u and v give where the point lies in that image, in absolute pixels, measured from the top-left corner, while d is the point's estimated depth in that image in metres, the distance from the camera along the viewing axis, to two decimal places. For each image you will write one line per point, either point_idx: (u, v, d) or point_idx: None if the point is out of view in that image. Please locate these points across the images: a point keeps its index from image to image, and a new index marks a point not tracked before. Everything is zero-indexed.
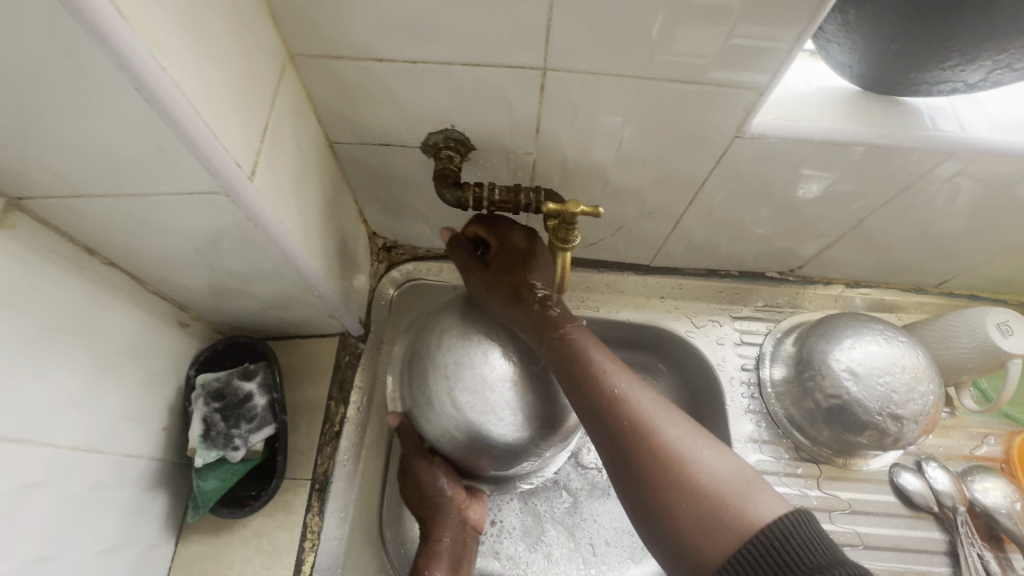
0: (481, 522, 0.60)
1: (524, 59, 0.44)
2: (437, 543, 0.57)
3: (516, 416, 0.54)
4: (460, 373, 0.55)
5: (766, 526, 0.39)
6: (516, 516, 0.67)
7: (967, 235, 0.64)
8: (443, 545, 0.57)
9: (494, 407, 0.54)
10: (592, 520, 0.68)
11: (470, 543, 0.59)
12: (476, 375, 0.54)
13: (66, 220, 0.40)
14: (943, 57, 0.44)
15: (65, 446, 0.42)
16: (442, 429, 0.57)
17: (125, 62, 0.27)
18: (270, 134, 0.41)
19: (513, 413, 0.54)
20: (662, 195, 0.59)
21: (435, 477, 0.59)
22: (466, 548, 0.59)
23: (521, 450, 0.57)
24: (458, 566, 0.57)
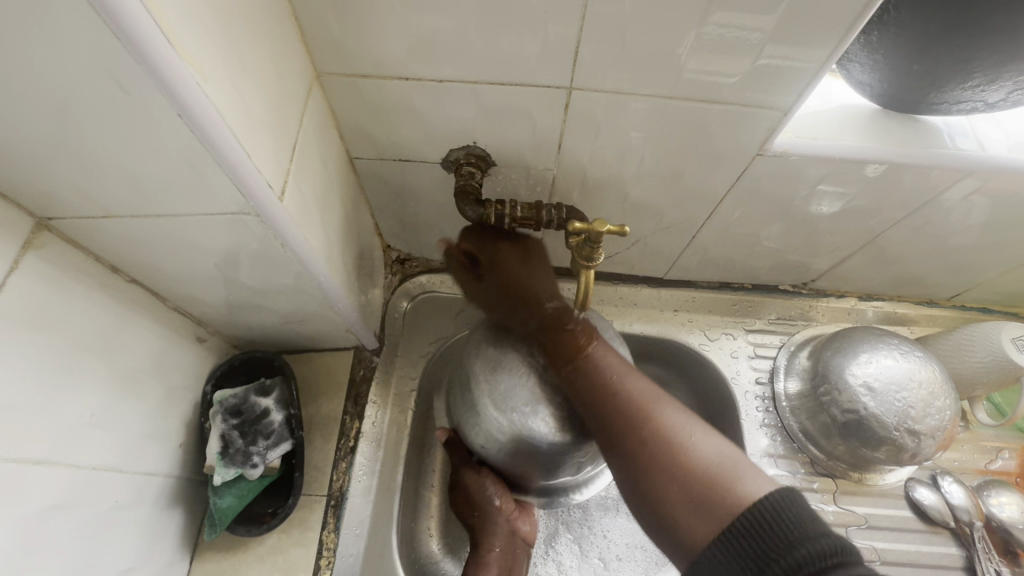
0: (531, 534, 0.62)
1: (551, 78, 0.44)
2: (488, 553, 0.58)
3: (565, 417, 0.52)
4: (506, 378, 0.53)
5: (749, 503, 0.42)
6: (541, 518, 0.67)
7: (982, 250, 0.64)
8: (495, 554, 0.58)
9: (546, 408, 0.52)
10: (603, 535, 0.67)
11: (519, 554, 0.60)
12: (518, 379, 0.53)
13: (92, 239, 0.39)
14: (966, 79, 0.44)
15: (87, 467, 0.42)
16: (489, 438, 0.56)
17: (170, 89, 0.27)
18: (298, 153, 0.41)
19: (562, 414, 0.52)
20: (680, 210, 0.59)
21: (485, 489, 0.61)
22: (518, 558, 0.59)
23: (569, 458, 0.56)
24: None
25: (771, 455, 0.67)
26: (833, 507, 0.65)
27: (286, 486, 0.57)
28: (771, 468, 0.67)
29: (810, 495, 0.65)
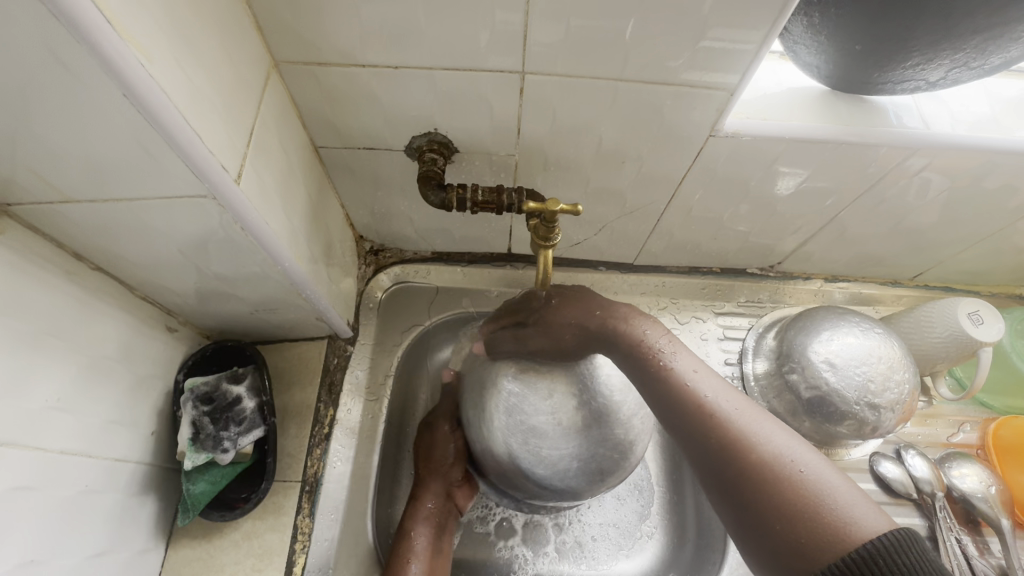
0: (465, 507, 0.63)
1: (503, 64, 0.45)
2: (422, 506, 0.60)
3: (556, 417, 0.50)
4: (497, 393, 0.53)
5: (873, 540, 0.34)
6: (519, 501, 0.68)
7: (938, 228, 0.66)
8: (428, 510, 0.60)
9: (535, 413, 0.51)
10: (579, 518, 0.68)
11: (450, 519, 0.61)
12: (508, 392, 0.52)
13: (54, 226, 0.40)
14: (905, 57, 0.46)
15: (54, 451, 0.42)
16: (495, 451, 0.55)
17: (112, 68, 0.28)
18: (255, 139, 0.42)
19: (553, 415, 0.50)
20: (642, 194, 0.60)
21: (446, 446, 0.63)
22: (447, 520, 0.61)
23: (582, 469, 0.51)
24: (438, 531, 0.59)
25: None
26: None
27: (259, 472, 0.58)
28: None
29: None
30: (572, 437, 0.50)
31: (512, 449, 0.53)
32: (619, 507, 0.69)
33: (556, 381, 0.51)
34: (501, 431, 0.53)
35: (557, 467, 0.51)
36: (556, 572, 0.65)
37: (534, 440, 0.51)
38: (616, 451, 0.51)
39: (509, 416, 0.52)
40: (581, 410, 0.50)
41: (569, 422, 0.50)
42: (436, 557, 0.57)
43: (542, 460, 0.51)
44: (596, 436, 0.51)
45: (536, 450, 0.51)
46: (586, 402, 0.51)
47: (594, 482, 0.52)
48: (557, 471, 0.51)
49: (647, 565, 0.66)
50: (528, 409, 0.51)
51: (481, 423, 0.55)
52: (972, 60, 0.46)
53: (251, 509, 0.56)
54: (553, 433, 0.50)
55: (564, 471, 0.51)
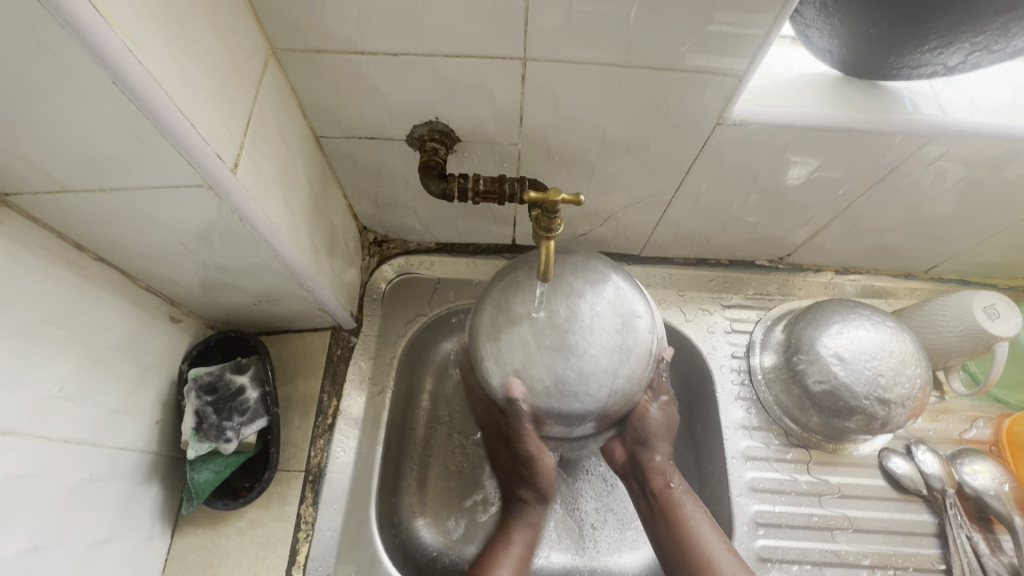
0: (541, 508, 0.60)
1: (504, 50, 0.44)
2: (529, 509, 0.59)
3: (585, 336, 0.47)
4: (569, 278, 0.50)
5: None
6: None
7: (955, 220, 0.64)
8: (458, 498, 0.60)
9: (581, 314, 0.48)
10: (575, 507, 0.68)
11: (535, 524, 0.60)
12: (578, 283, 0.50)
13: (53, 216, 0.40)
14: (922, 41, 0.44)
15: (58, 439, 0.43)
16: (501, 305, 0.50)
17: (101, 56, 0.27)
18: (253, 127, 0.41)
19: (586, 332, 0.47)
20: (647, 184, 0.59)
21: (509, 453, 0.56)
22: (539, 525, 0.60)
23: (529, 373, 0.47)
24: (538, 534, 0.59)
25: (745, 427, 0.68)
26: (807, 477, 0.66)
27: (262, 461, 0.59)
28: (746, 439, 0.67)
29: (784, 465, 0.66)
30: (560, 348, 0.47)
31: (513, 305, 0.49)
32: (613, 492, 0.69)
33: (610, 317, 0.48)
34: (522, 294, 0.50)
35: (514, 357, 0.48)
36: (560, 562, 0.65)
37: (559, 328, 0.47)
38: (560, 395, 0.47)
39: (552, 291, 0.49)
40: (597, 344, 0.47)
41: (568, 342, 0.47)
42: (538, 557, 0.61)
43: (521, 346, 0.48)
44: (570, 371, 0.46)
45: (517, 333, 0.48)
46: (601, 352, 0.47)
47: (512, 394, 0.48)
48: (518, 354, 0.48)
49: (651, 554, 0.66)
50: (567, 300, 0.48)
51: (507, 286, 0.51)
52: (992, 43, 0.44)
53: (253, 498, 0.57)
54: (554, 329, 0.47)
55: (516, 360, 0.48)
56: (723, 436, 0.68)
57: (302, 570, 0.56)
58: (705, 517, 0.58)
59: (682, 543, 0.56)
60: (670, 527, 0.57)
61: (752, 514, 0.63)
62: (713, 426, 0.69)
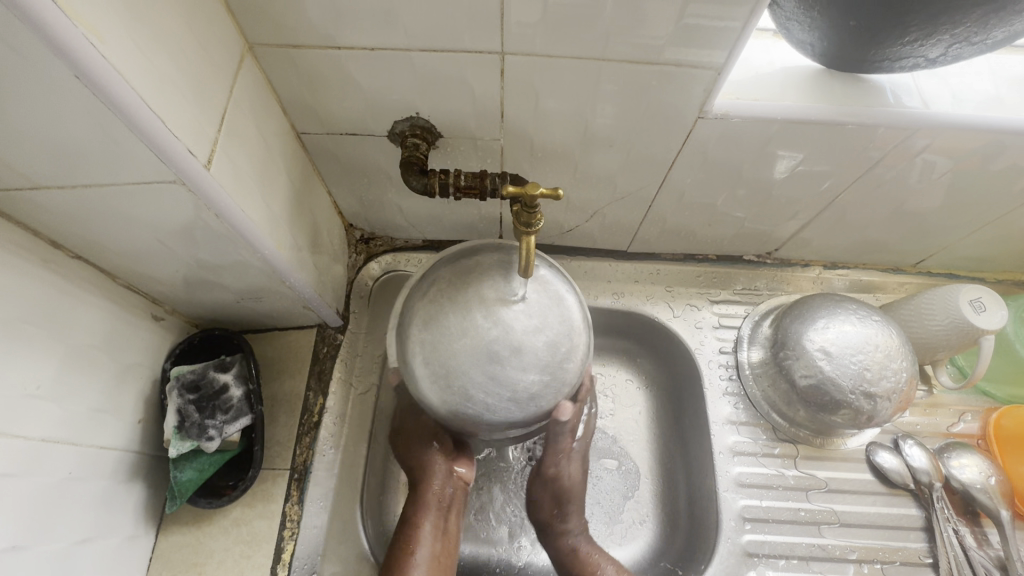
0: (469, 476, 0.59)
1: (482, 45, 0.44)
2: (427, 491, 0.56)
3: (526, 321, 0.46)
4: (463, 295, 0.47)
5: None
6: (506, 492, 0.68)
7: (941, 213, 0.64)
8: (433, 494, 0.56)
9: (506, 312, 0.46)
10: None
11: (458, 495, 0.58)
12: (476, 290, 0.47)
13: (27, 214, 0.40)
14: (903, 33, 0.44)
15: (35, 438, 0.43)
16: (434, 367, 0.46)
17: (61, 49, 0.27)
18: (227, 122, 0.41)
19: (525, 318, 0.46)
20: (632, 179, 0.59)
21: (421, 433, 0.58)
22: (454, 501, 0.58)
23: (516, 387, 0.46)
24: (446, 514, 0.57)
25: (733, 422, 0.68)
26: (793, 471, 0.66)
27: (247, 460, 0.58)
28: (734, 435, 0.67)
29: (771, 460, 0.66)
30: (518, 347, 0.46)
31: (449, 360, 0.46)
32: (599, 484, 0.69)
33: (522, 284, 0.48)
34: (444, 341, 0.46)
35: (493, 386, 0.45)
36: (549, 558, 0.65)
37: (502, 342, 0.45)
38: (555, 377, 0.47)
39: (463, 317, 0.46)
40: (538, 318, 0.47)
41: (521, 330, 0.46)
42: (447, 538, 0.56)
43: (489, 382, 0.45)
44: (541, 353, 0.46)
45: (476, 366, 0.45)
46: (545, 312, 0.47)
47: (527, 407, 0.47)
48: (493, 392, 0.46)
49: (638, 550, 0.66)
50: (486, 313, 0.46)
51: (427, 345, 0.47)
52: (972, 36, 0.44)
53: (239, 496, 0.57)
54: (497, 343, 0.45)
55: (502, 392, 0.46)
56: (710, 431, 0.68)
57: (288, 568, 0.56)
58: None
59: None
60: None
61: (739, 509, 0.64)
62: (701, 421, 0.69)
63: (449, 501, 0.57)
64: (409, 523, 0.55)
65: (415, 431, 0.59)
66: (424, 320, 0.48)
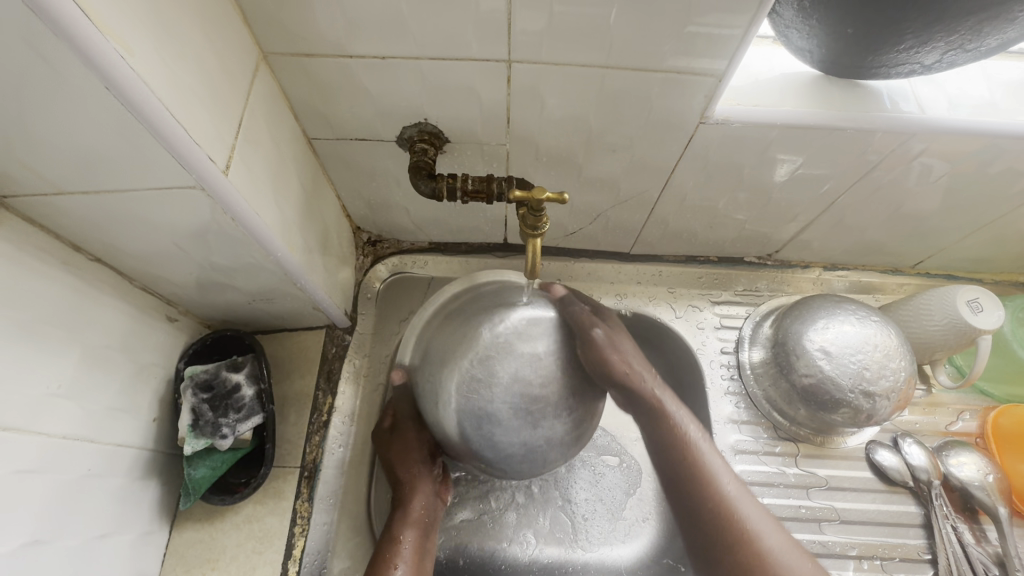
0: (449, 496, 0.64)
1: (490, 53, 0.45)
2: (411, 509, 0.59)
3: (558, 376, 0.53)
4: (501, 341, 0.53)
5: None
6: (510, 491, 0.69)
7: (939, 215, 0.65)
8: (417, 513, 0.59)
9: (541, 364, 0.53)
10: (567, 499, 0.69)
11: (438, 513, 0.61)
12: (514, 337, 0.53)
13: (50, 218, 0.41)
14: (899, 40, 0.45)
15: (56, 436, 0.44)
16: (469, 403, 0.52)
17: (93, 63, 0.28)
18: (243, 130, 0.43)
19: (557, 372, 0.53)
20: (635, 182, 0.60)
21: (407, 447, 0.61)
22: (433, 523, 0.60)
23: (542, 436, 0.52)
24: (428, 533, 0.59)
25: (735, 421, 0.69)
26: (794, 469, 0.67)
27: (258, 458, 0.60)
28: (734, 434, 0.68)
29: (772, 458, 0.67)
30: (547, 402, 0.52)
31: (485, 401, 0.51)
32: (602, 480, 0.71)
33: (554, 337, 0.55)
34: (482, 383, 0.52)
35: (519, 432, 0.51)
36: (554, 555, 0.66)
37: (535, 391, 0.52)
38: (575, 426, 0.54)
39: (502, 362, 0.52)
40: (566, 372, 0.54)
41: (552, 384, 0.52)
42: (426, 559, 0.58)
43: (519, 426, 0.51)
44: (565, 409, 0.53)
45: (508, 412, 0.51)
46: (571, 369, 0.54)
47: (544, 454, 0.53)
48: (521, 435, 0.52)
49: (642, 546, 0.68)
50: (513, 356, 0.52)
51: (464, 381, 0.52)
52: (967, 43, 0.45)
53: (250, 493, 0.58)
54: (532, 395, 0.51)
55: (527, 436, 0.52)
56: (712, 431, 0.69)
57: (298, 564, 0.57)
58: (725, 466, 0.59)
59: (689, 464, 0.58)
60: (701, 487, 0.57)
61: None
62: (703, 420, 0.70)
63: (430, 520, 0.60)
64: (393, 539, 0.57)
65: (408, 448, 0.60)
66: (462, 355, 0.54)
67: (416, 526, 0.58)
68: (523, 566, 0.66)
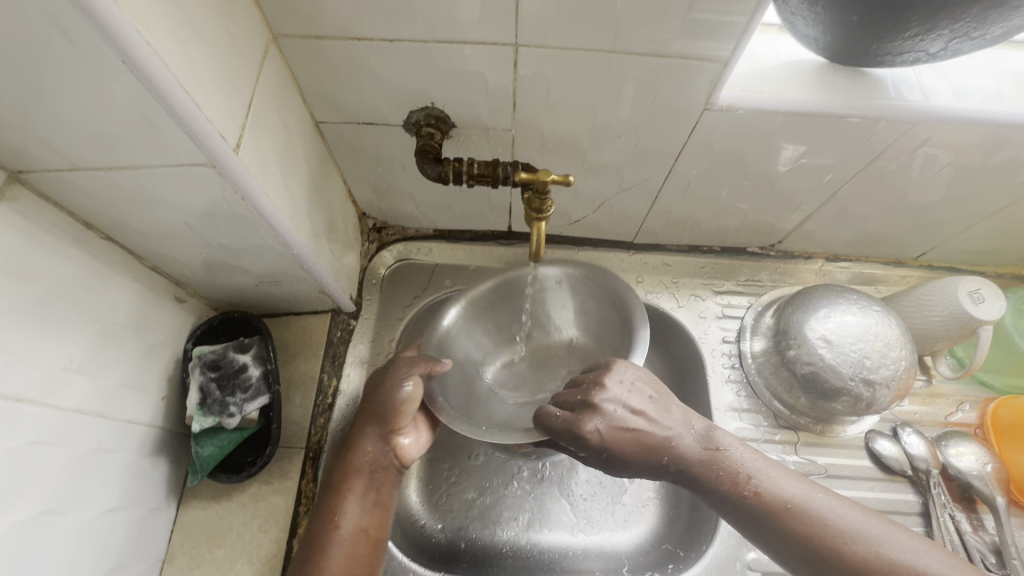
0: (412, 454, 0.59)
1: (497, 36, 0.46)
2: (358, 454, 0.57)
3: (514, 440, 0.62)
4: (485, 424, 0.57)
5: None
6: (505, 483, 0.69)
7: (942, 206, 0.65)
8: (365, 460, 0.57)
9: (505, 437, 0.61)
10: (563, 485, 0.70)
11: (394, 466, 0.58)
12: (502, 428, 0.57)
13: (63, 194, 0.42)
14: (903, 28, 0.45)
15: (68, 409, 0.45)
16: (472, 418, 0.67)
17: (111, 36, 0.29)
18: (254, 111, 0.43)
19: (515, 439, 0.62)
20: (639, 169, 0.61)
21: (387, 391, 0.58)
22: (387, 475, 0.57)
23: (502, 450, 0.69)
24: (376, 480, 0.56)
25: (735, 409, 0.70)
26: (794, 457, 0.67)
27: (264, 438, 0.60)
28: (734, 420, 0.69)
29: (772, 446, 0.68)
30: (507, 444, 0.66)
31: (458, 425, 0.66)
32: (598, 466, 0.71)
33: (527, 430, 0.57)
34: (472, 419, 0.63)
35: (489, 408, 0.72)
36: (557, 539, 0.67)
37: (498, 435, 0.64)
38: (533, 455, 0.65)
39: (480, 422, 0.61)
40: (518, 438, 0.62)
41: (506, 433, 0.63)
42: (379, 508, 0.55)
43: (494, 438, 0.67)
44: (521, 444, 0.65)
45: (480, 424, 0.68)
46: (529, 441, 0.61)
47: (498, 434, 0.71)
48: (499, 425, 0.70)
49: (645, 527, 0.68)
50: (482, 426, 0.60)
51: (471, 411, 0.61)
52: (972, 30, 0.45)
53: (256, 472, 0.59)
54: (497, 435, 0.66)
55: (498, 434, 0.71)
56: (712, 418, 0.69)
57: (304, 542, 0.58)
58: (801, 484, 0.50)
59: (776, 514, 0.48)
60: (793, 520, 0.47)
61: None
62: (703, 408, 0.71)
63: (380, 469, 0.57)
64: (342, 486, 0.55)
65: (387, 391, 0.58)
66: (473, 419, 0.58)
67: (365, 475, 0.56)
68: (525, 551, 0.66)
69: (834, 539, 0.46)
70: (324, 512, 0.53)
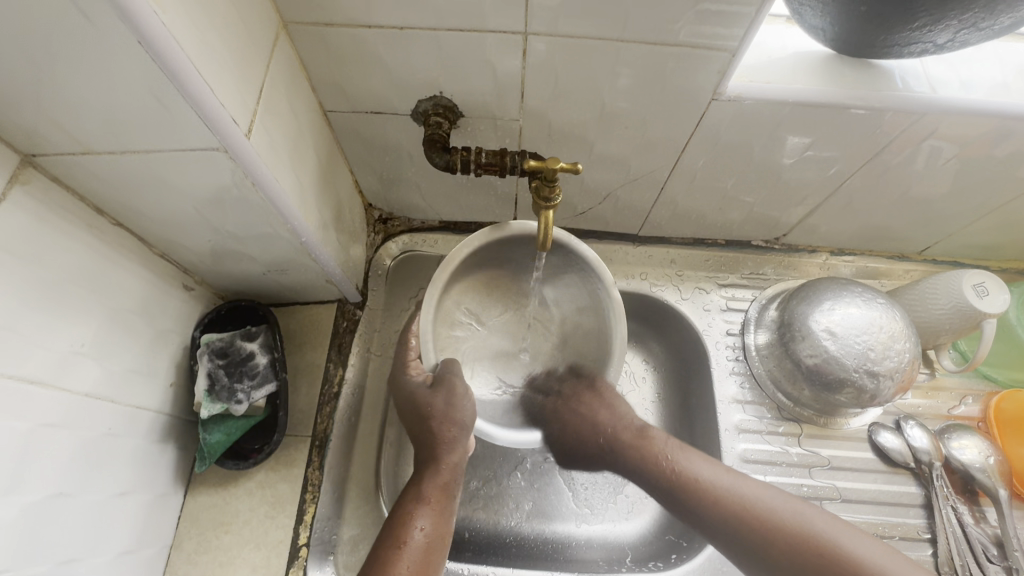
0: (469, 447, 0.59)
1: (506, 24, 0.46)
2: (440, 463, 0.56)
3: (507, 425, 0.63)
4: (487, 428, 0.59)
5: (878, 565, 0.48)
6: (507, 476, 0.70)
7: (947, 200, 0.66)
8: (445, 467, 0.56)
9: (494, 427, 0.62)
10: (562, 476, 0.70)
11: (461, 470, 0.58)
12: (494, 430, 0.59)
13: (75, 179, 0.42)
14: (911, 19, 0.45)
15: (78, 392, 0.45)
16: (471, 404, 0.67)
17: (127, 15, 0.29)
18: (265, 96, 0.43)
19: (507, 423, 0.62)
20: (646, 160, 0.61)
21: (443, 407, 0.56)
22: (455, 482, 0.56)
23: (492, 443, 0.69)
24: (450, 490, 0.55)
25: (739, 401, 0.70)
26: (797, 449, 0.68)
27: (270, 425, 0.61)
28: (737, 412, 0.70)
29: (775, 438, 0.68)
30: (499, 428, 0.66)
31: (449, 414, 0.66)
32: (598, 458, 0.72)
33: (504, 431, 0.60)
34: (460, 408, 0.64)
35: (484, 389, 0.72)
36: (560, 530, 0.68)
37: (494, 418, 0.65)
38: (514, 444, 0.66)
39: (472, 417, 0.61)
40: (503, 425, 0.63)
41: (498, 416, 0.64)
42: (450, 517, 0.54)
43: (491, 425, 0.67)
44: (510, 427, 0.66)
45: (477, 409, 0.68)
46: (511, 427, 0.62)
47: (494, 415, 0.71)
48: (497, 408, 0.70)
49: (647, 518, 0.69)
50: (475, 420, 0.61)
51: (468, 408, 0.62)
52: (980, 21, 0.45)
53: (263, 459, 0.59)
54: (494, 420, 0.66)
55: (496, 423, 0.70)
56: (716, 410, 0.70)
57: (310, 529, 0.58)
58: (732, 475, 0.57)
59: (703, 499, 0.56)
60: (720, 502, 0.55)
61: None
62: (707, 400, 0.71)
63: (455, 478, 0.57)
64: (419, 497, 0.54)
65: (452, 406, 0.56)
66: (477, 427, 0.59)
67: (441, 490, 0.55)
68: (529, 541, 0.67)
69: (756, 517, 0.54)
70: (399, 520, 0.52)
